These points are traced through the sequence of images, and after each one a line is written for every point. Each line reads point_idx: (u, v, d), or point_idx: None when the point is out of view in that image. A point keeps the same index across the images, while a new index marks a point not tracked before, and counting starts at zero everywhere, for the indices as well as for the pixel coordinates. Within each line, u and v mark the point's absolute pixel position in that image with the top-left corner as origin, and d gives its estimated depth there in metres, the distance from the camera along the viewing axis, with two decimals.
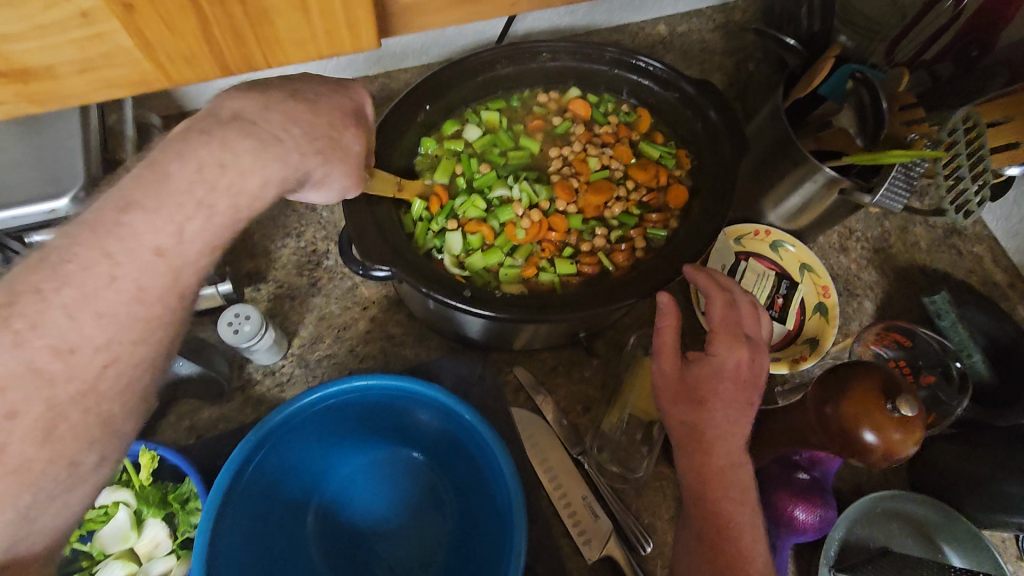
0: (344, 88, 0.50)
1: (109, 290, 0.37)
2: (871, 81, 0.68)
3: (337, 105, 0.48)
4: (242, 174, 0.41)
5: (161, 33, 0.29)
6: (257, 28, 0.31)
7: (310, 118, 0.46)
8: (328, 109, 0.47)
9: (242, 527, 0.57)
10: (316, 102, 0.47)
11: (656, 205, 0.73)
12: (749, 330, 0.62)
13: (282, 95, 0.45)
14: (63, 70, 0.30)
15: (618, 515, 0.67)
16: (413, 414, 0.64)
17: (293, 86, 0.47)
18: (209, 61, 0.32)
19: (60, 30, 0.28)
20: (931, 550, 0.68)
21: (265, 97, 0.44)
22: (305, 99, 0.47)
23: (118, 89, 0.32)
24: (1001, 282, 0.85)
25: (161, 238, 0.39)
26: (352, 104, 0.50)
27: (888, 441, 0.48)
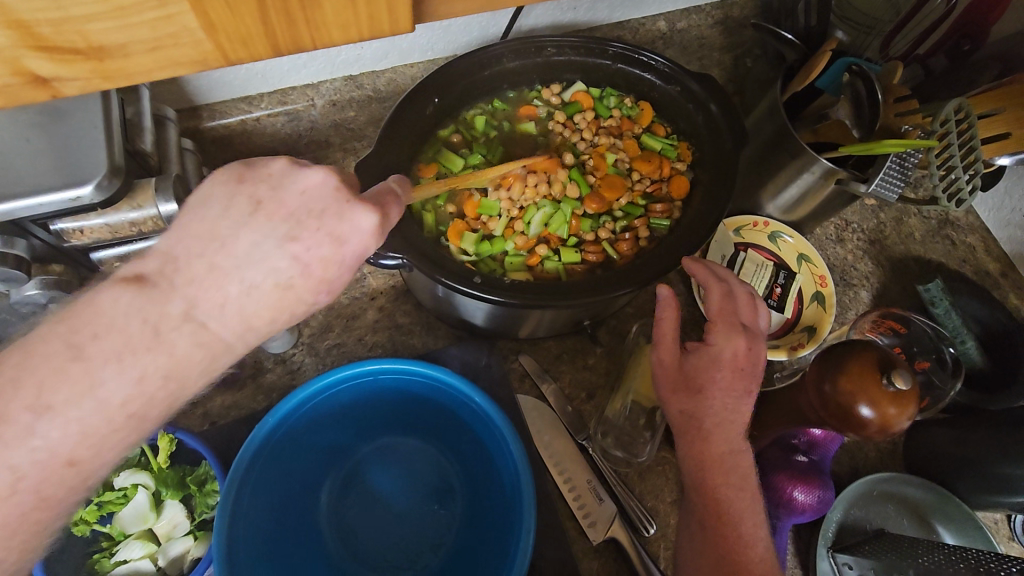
0: (346, 233, 0.41)
1: (9, 497, 0.38)
2: (869, 74, 0.71)
3: (326, 274, 0.42)
4: (184, 381, 0.41)
5: (223, 14, 0.30)
6: (308, 11, 0.32)
7: (278, 309, 0.42)
8: (307, 290, 0.42)
9: (257, 508, 0.59)
10: (299, 276, 0.41)
11: (659, 196, 0.75)
12: (745, 318, 0.63)
13: (256, 277, 0.40)
14: (134, 49, 0.31)
15: (622, 498, 0.69)
16: (424, 396, 0.66)
17: (276, 245, 0.40)
18: (262, 42, 0.33)
19: (138, 10, 0.29)
20: (926, 531, 0.71)
21: (232, 280, 0.40)
22: (284, 273, 0.40)
23: (180, 69, 0.33)
24: (993, 271, 0.87)
25: (75, 450, 0.39)
26: (349, 261, 0.42)
27: (883, 415, 0.50)
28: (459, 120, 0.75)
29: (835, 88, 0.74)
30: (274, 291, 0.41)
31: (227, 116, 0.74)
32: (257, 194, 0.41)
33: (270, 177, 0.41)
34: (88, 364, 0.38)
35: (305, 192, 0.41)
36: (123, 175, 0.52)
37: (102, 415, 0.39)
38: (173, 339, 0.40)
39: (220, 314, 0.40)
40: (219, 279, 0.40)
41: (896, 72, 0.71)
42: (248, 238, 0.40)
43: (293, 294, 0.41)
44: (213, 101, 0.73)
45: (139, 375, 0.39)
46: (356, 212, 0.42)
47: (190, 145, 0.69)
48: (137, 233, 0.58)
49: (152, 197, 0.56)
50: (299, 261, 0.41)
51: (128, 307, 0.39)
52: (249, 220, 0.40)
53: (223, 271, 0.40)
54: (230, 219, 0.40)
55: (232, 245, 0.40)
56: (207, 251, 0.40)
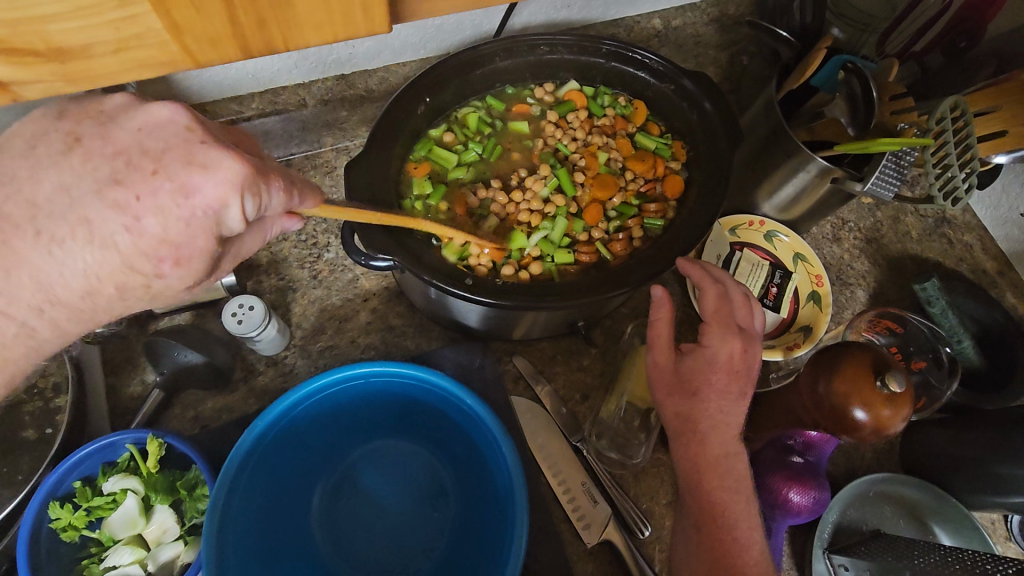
0: (190, 181, 0.34)
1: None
2: (863, 70, 0.71)
3: (165, 232, 0.35)
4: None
5: (189, 14, 0.29)
6: (278, 11, 0.31)
7: (109, 280, 0.36)
8: (136, 253, 0.36)
9: (247, 512, 0.58)
10: (124, 234, 0.35)
11: (653, 196, 0.74)
12: (740, 320, 0.63)
13: (64, 231, 0.35)
14: (98, 50, 0.30)
15: (616, 500, 0.69)
16: (416, 400, 0.65)
17: (98, 194, 0.34)
18: (232, 43, 0.32)
19: (100, 11, 0.28)
20: (922, 531, 0.70)
21: (33, 237, 0.35)
22: (98, 228, 0.34)
23: (148, 69, 0.32)
24: (990, 269, 0.86)
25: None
26: (198, 219, 0.35)
27: (878, 418, 0.50)
28: (451, 120, 0.75)
29: (830, 87, 0.73)
30: (94, 253, 0.35)
31: (217, 116, 0.74)
32: (76, 131, 0.36)
33: (99, 115, 0.37)
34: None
35: (141, 128, 0.36)
36: None
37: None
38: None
39: (3, 286, 0.36)
40: (13, 236, 0.35)
41: (892, 70, 0.70)
42: (53, 181, 0.35)
43: (120, 258, 0.36)
44: (203, 101, 0.73)
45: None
46: (207, 154, 0.35)
47: None
48: None
49: None
50: (122, 211, 0.34)
51: None
52: (58, 160, 0.35)
53: (10, 220, 0.35)
54: (37, 160, 0.36)
55: (32, 192, 0.35)
56: (2, 198, 0.36)
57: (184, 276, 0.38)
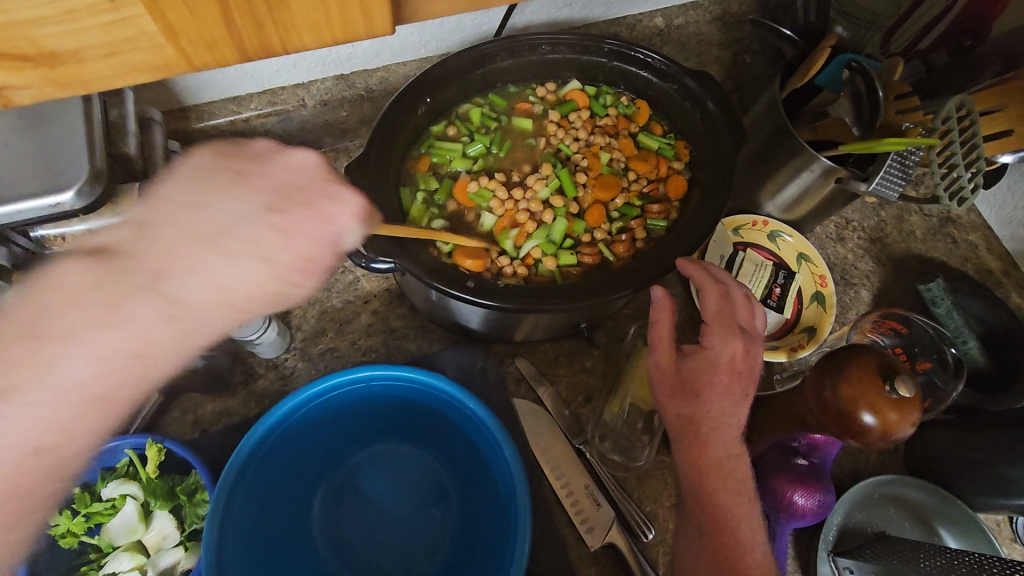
0: (332, 212, 0.52)
1: (14, 459, 0.43)
2: (867, 69, 0.69)
3: (310, 246, 0.52)
4: (153, 357, 0.47)
5: (183, 17, 0.29)
6: (275, 12, 0.30)
7: (263, 279, 0.50)
8: (289, 265, 0.51)
9: (248, 517, 0.58)
10: (285, 247, 0.51)
11: (656, 196, 0.74)
12: (743, 321, 0.62)
13: (241, 243, 0.49)
14: (88, 54, 0.29)
15: (619, 503, 0.68)
16: (417, 403, 0.64)
17: (260, 217, 0.51)
18: (228, 47, 0.31)
19: (90, 13, 0.27)
20: (928, 533, 0.70)
21: (214, 247, 0.49)
22: (269, 242, 0.50)
23: (142, 74, 0.31)
24: (995, 269, 0.86)
25: (73, 412, 0.44)
26: (333, 239, 0.52)
27: (885, 422, 0.49)
28: (453, 118, 0.74)
29: (835, 85, 0.72)
30: (262, 262, 0.50)
31: (215, 117, 0.73)
32: (245, 171, 0.53)
33: (258, 163, 0.54)
34: (41, 340, 0.43)
35: (291, 172, 0.54)
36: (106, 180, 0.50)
37: (56, 392, 0.43)
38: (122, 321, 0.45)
39: (187, 286, 0.48)
40: (202, 248, 0.49)
41: (897, 68, 0.70)
42: (233, 208, 0.51)
43: (275, 267, 0.50)
44: (201, 102, 0.72)
45: (90, 354, 0.44)
46: (338, 192, 0.53)
47: (177, 148, 0.67)
48: None
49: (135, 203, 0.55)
50: (280, 229, 0.51)
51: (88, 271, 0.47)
52: (229, 190, 0.52)
53: (199, 230, 0.50)
54: (220, 194, 0.51)
55: (216, 211, 0.51)
56: (179, 217, 0.50)
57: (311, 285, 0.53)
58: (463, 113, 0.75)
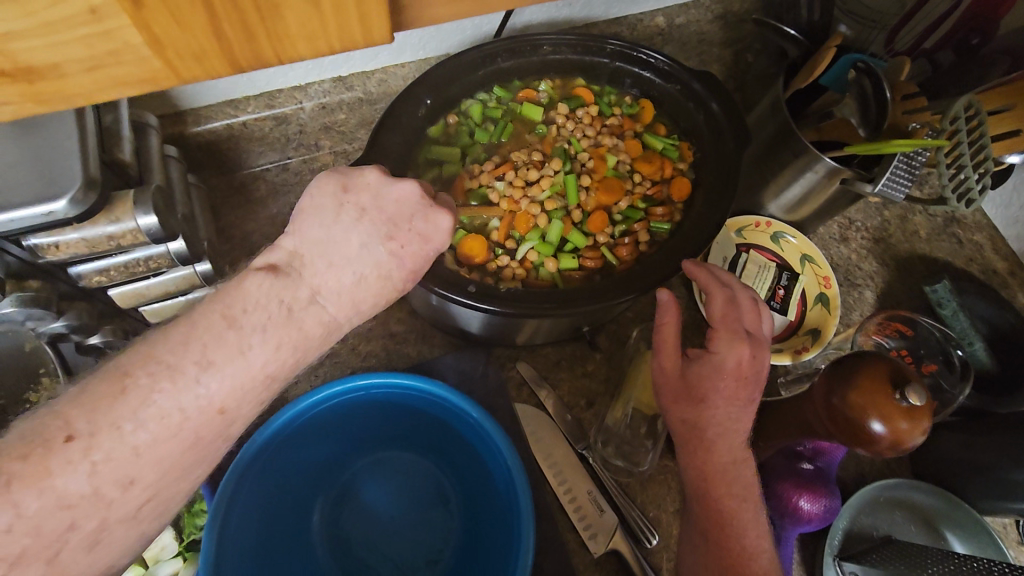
0: (432, 227, 0.43)
1: (175, 437, 0.36)
2: (874, 70, 0.68)
3: (414, 268, 0.43)
4: (307, 352, 0.40)
5: (170, 28, 0.28)
6: (268, 22, 0.30)
7: (370, 297, 0.41)
8: (401, 281, 0.43)
9: (248, 527, 0.57)
10: (397, 268, 0.42)
11: (659, 198, 0.73)
12: (748, 324, 0.61)
13: (363, 268, 0.40)
14: (70, 68, 0.28)
15: (623, 509, 0.68)
16: (418, 410, 0.64)
17: (378, 244, 0.41)
18: (218, 58, 0.30)
19: (70, 26, 0.26)
20: (935, 537, 0.69)
21: (345, 272, 0.40)
22: (385, 266, 0.41)
23: (127, 87, 0.31)
24: (1001, 270, 0.85)
25: (228, 398, 0.37)
26: (434, 255, 0.43)
27: (895, 431, 0.48)
28: (459, 109, 0.72)
29: (840, 86, 0.71)
30: (376, 281, 0.41)
31: (211, 121, 0.72)
32: (359, 202, 0.42)
33: (368, 186, 0.42)
34: (241, 331, 0.37)
35: (398, 201, 0.42)
36: (100, 187, 0.49)
37: (248, 377, 0.38)
38: (305, 319, 0.39)
39: (336, 298, 0.40)
40: (336, 272, 0.40)
41: (903, 69, 0.69)
42: (353, 237, 0.41)
43: (389, 284, 0.42)
44: (198, 105, 0.71)
45: (279, 343, 0.38)
46: (437, 217, 0.43)
47: (174, 152, 0.66)
48: (116, 247, 0.56)
49: (130, 210, 0.54)
50: (396, 256, 0.42)
51: (271, 287, 0.38)
52: (349, 220, 0.41)
53: (339, 267, 0.40)
54: (339, 223, 0.41)
55: (337, 243, 0.40)
56: (324, 250, 0.40)
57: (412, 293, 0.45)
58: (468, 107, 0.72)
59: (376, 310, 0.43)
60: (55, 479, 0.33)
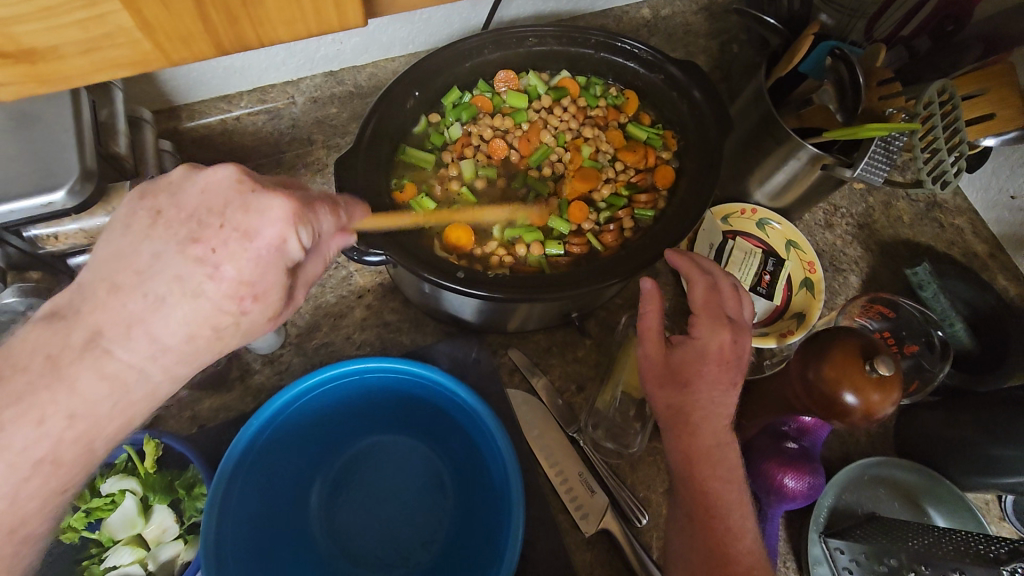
0: (253, 218, 0.37)
1: None
2: (849, 57, 0.70)
3: (243, 276, 0.37)
4: (96, 421, 0.39)
5: (160, 14, 0.29)
6: (249, 8, 0.31)
7: (183, 327, 0.37)
8: (224, 298, 0.37)
9: (246, 511, 0.59)
10: (211, 279, 0.37)
11: (644, 186, 0.75)
12: (730, 310, 0.63)
13: (161, 287, 0.36)
14: (66, 51, 0.30)
15: (613, 489, 0.69)
16: (412, 395, 0.65)
17: (177, 253, 0.36)
18: (205, 41, 0.32)
19: (65, 11, 0.28)
20: (917, 513, 0.71)
21: (135, 297, 0.36)
22: (189, 280, 0.36)
23: (119, 69, 0.32)
24: (981, 252, 0.87)
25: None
26: (268, 257, 0.38)
27: (867, 402, 0.50)
28: (445, 101, 0.74)
29: (818, 73, 0.72)
30: (183, 302, 0.37)
31: (206, 116, 0.74)
32: (156, 204, 0.38)
33: (170, 185, 0.39)
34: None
35: (204, 193, 0.38)
36: (97, 179, 0.51)
37: (11, 464, 0.37)
38: (74, 374, 0.37)
39: (120, 342, 0.37)
40: (123, 298, 0.37)
41: (879, 54, 0.70)
42: (147, 251, 0.37)
43: (206, 303, 0.37)
44: (192, 100, 0.73)
45: (41, 418, 0.37)
46: (261, 202, 0.38)
47: (168, 146, 0.68)
48: None
49: None
50: (208, 263, 0.37)
51: (38, 342, 0.37)
52: (147, 234, 0.37)
53: (128, 291, 0.37)
54: (135, 234, 0.37)
55: (136, 260, 0.37)
56: (114, 272, 0.37)
57: (264, 310, 0.39)
58: (457, 100, 0.74)
59: (197, 345, 0.38)
60: None
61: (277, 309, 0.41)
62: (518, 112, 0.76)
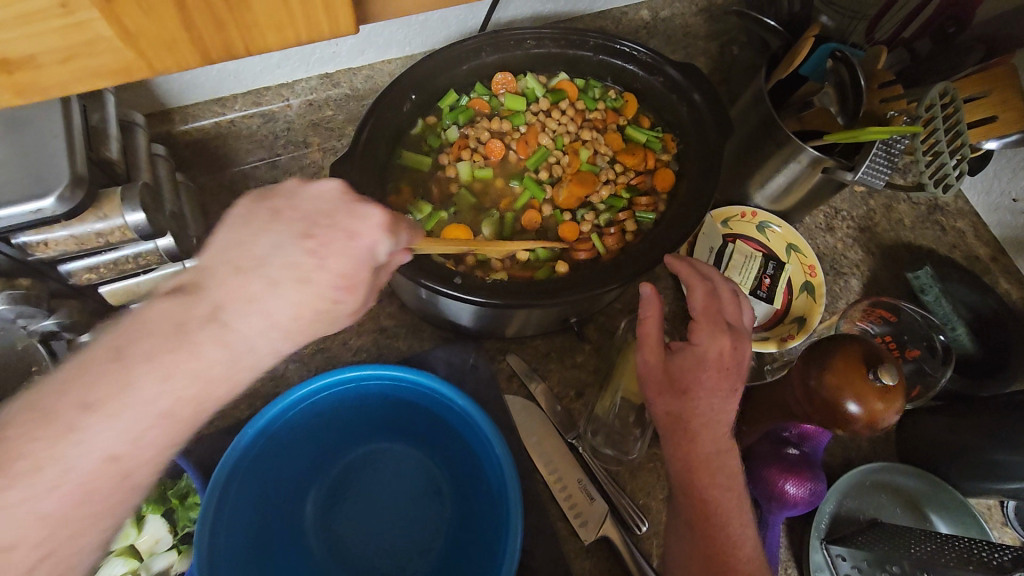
0: (356, 223, 0.43)
1: (55, 490, 0.37)
2: (850, 60, 0.70)
3: (342, 269, 0.43)
4: (210, 383, 0.41)
5: (141, 20, 0.29)
6: (236, 13, 0.30)
7: (289, 308, 0.42)
8: (325, 287, 0.43)
9: (241, 520, 0.58)
10: (317, 269, 0.42)
11: (643, 189, 0.74)
12: (730, 316, 0.62)
13: (276, 272, 0.42)
14: (44, 60, 0.29)
15: (613, 496, 0.69)
16: (411, 402, 0.65)
17: (292, 244, 0.42)
18: (189, 49, 0.31)
19: (42, 19, 0.27)
20: (919, 519, 0.70)
21: (255, 277, 0.41)
22: (304, 267, 0.42)
23: (101, 79, 0.31)
24: (983, 256, 0.86)
25: (119, 445, 0.39)
26: (365, 256, 0.43)
27: (870, 410, 0.49)
28: (442, 104, 0.73)
29: (819, 75, 0.72)
30: (292, 286, 0.42)
31: (200, 119, 0.73)
32: (275, 205, 0.44)
33: (287, 191, 0.45)
34: (127, 366, 0.39)
35: (316, 200, 0.44)
36: (87, 184, 0.50)
37: (138, 416, 0.39)
38: (199, 341, 0.40)
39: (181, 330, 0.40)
40: (243, 278, 0.41)
41: (880, 57, 0.69)
42: (267, 242, 0.42)
43: (311, 289, 0.42)
44: (186, 104, 0.72)
45: (170, 374, 0.40)
46: (364, 209, 0.44)
47: (162, 150, 0.67)
48: (105, 244, 0.57)
49: (118, 207, 0.54)
50: (316, 255, 0.42)
51: (168, 312, 0.41)
52: (265, 228, 0.43)
53: (247, 273, 0.41)
54: (253, 228, 0.43)
55: (252, 248, 0.42)
56: (235, 257, 0.42)
57: (354, 303, 0.45)
58: (455, 104, 0.73)
59: (302, 324, 0.43)
60: None
61: (364, 305, 0.46)
62: (516, 114, 0.75)
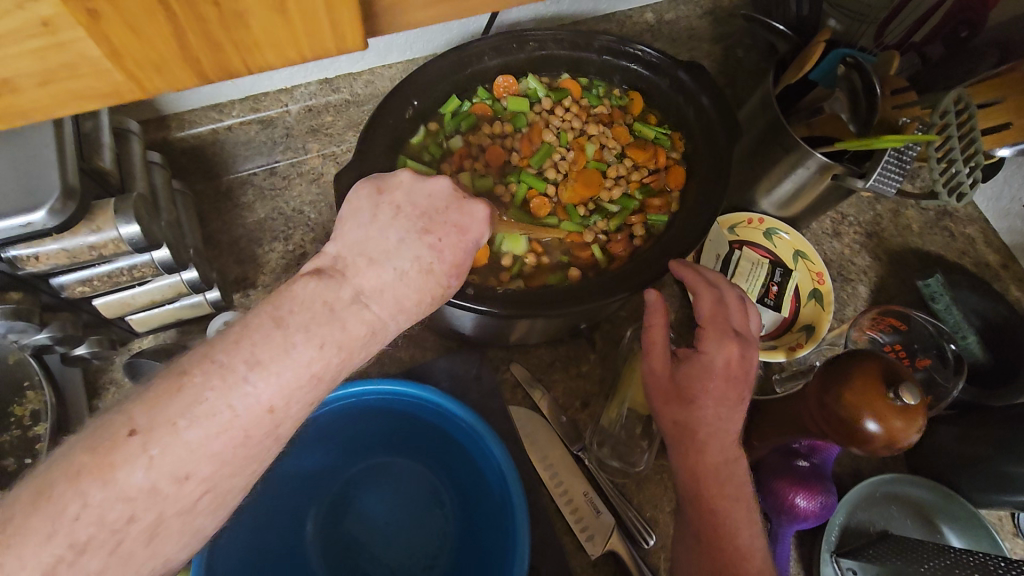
0: (467, 218, 0.44)
1: (223, 436, 0.35)
2: (863, 65, 0.68)
3: (456, 260, 0.43)
4: (353, 353, 0.39)
5: (128, 41, 0.27)
6: (232, 31, 0.29)
7: (414, 293, 0.42)
8: (443, 274, 0.43)
9: (240, 539, 0.57)
10: (438, 261, 0.43)
11: (657, 187, 0.72)
12: (737, 323, 0.61)
13: (402, 262, 0.41)
14: (23, 83, 0.28)
15: (619, 508, 0.67)
16: (414, 417, 0.63)
17: (416, 238, 0.42)
18: (183, 69, 0.30)
19: (19, 39, 0.26)
20: (930, 531, 0.69)
21: (382, 266, 0.41)
22: (426, 259, 0.42)
23: (86, 101, 0.30)
24: (993, 262, 0.85)
25: (277, 398, 0.37)
26: (472, 249, 0.44)
27: (889, 429, 0.48)
28: (443, 109, 0.71)
29: (828, 82, 0.71)
30: (418, 275, 0.42)
31: (196, 126, 0.70)
32: (393, 201, 0.44)
33: (401, 185, 0.45)
34: (287, 331, 0.37)
35: (431, 195, 0.44)
36: (79, 196, 0.49)
37: (295, 373, 0.37)
38: (347, 316, 0.39)
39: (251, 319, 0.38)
40: (377, 269, 0.41)
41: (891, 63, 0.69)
42: (396, 236, 0.42)
43: (434, 278, 0.42)
44: (181, 110, 0.69)
45: (323, 342, 0.38)
46: (472, 206, 0.45)
47: (158, 158, 0.65)
48: (98, 257, 0.55)
49: (112, 219, 0.53)
50: (435, 249, 0.43)
51: (316, 290, 0.39)
52: (387, 223, 0.42)
53: (381, 263, 0.41)
54: (377, 223, 0.42)
55: (377, 242, 0.42)
56: (365, 249, 0.41)
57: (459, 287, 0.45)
58: (457, 109, 0.72)
59: (423, 310, 0.43)
60: (100, 486, 0.33)
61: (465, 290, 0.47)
62: (517, 117, 0.74)
